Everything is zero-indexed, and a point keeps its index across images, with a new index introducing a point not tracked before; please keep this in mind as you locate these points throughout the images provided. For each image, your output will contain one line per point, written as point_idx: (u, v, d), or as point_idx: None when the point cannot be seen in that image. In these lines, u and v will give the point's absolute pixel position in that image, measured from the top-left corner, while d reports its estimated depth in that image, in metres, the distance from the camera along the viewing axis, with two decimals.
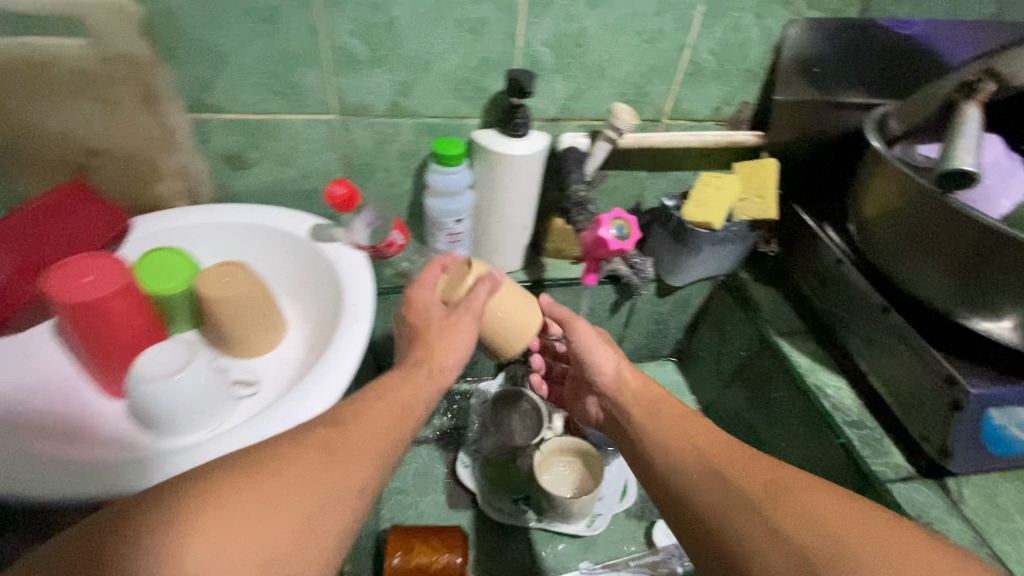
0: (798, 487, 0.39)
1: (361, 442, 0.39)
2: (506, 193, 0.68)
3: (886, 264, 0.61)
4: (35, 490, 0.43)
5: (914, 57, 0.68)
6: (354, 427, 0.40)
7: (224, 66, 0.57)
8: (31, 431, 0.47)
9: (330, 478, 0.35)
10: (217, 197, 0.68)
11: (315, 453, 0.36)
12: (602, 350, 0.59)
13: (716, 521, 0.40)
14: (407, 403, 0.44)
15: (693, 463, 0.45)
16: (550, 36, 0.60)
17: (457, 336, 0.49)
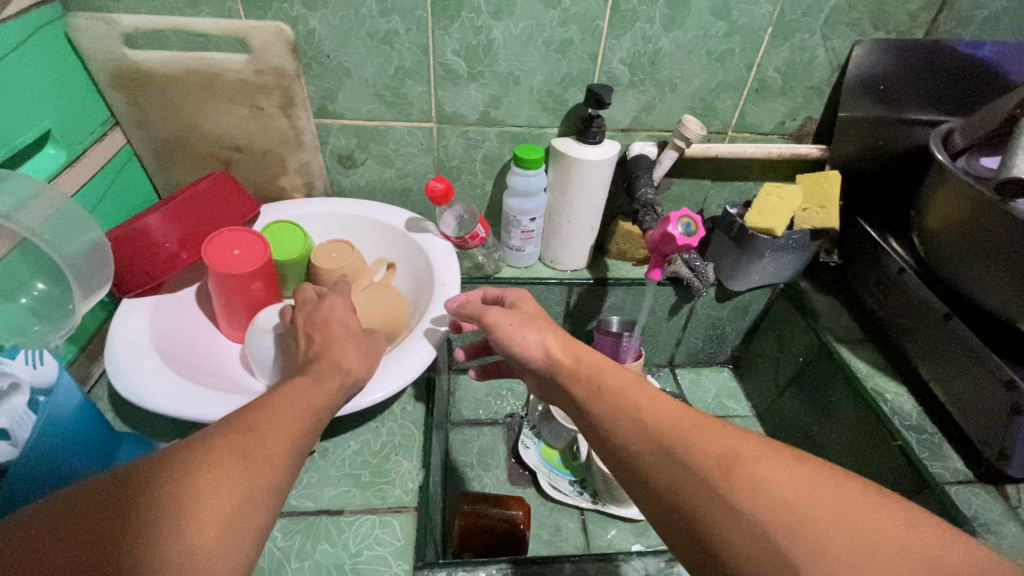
0: (749, 464, 0.36)
1: (280, 436, 0.35)
2: (577, 195, 0.75)
3: (950, 272, 0.63)
4: (167, 404, 0.51)
5: (980, 77, 0.71)
6: (275, 416, 0.36)
7: (347, 78, 0.67)
8: (179, 361, 0.57)
9: (259, 474, 0.32)
10: (327, 191, 0.79)
11: (236, 455, 0.32)
12: (513, 327, 0.51)
13: (674, 501, 0.37)
14: (319, 403, 0.40)
15: (651, 423, 0.41)
16: (627, 55, 0.67)
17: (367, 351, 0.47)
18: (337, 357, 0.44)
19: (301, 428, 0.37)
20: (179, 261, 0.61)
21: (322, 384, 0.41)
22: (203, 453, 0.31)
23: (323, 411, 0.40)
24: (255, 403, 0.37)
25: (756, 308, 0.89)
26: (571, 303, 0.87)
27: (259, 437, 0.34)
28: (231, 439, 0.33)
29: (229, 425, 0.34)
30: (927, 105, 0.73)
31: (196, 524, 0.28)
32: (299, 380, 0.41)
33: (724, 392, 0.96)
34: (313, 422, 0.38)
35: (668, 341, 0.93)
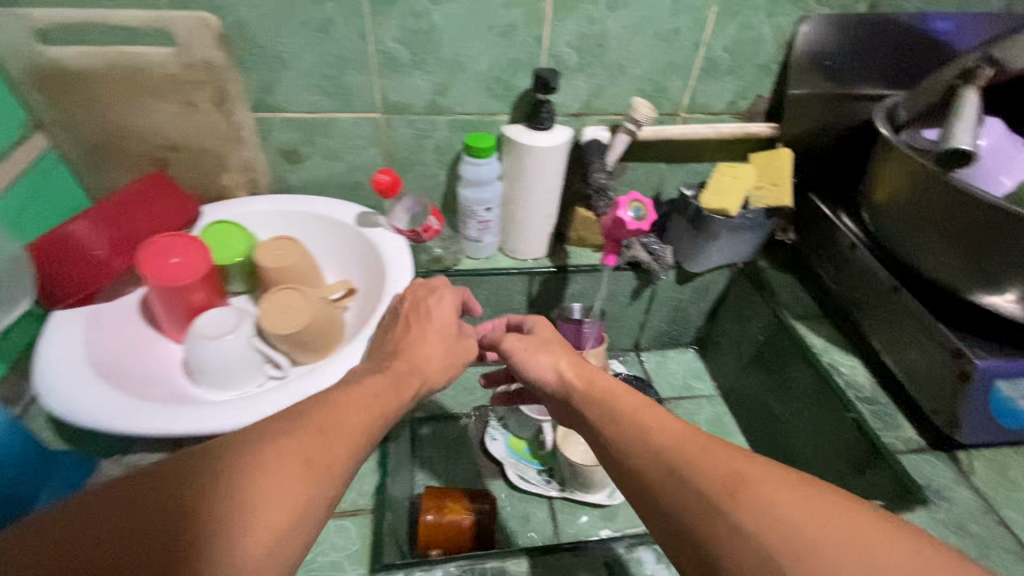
0: (754, 486, 0.34)
1: (339, 446, 0.39)
2: (530, 183, 0.73)
3: (897, 244, 0.64)
4: (103, 421, 0.49)
5: (922, 49, 0.71)
6: (339, 423, 0.40)
7: (285, 69, 0.65)
8: (116, 373, 0.55)
9: (317, 476, 0.36)
10: (273, 188, 0.76)
11: (301, 456, 0.36)
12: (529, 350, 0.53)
13: (674, 517, 0.36)
14: (375, 407, 0.44)
15: (649, 431, 0.41)
16: (574, 37, 0.66)
17: (450, 353, 0.55)
18: (420, 354, 0.52)
19: (361, 435, 0.41)
20: (112, 269, 0.59)
21: (383, 395, 0.46)
22: (278, 453, 0.36)
23: (386, 413, 0.45)
24: (328, 404, 0.42)
25: (717, 289, 0.89)
26: (533, 293, 0.86)
27: (322, 440, 0.38)
28: (302, 438, 0.38)
29: (299, 423, 0.39)
30: (873, 79, 0.73)
31: (259, 508, 0.33)
32: (374, 382, 0.47)
33: (691, 374, 0.96)
34: (370, 432, 0.42)
35: (632, 325, 0.93)
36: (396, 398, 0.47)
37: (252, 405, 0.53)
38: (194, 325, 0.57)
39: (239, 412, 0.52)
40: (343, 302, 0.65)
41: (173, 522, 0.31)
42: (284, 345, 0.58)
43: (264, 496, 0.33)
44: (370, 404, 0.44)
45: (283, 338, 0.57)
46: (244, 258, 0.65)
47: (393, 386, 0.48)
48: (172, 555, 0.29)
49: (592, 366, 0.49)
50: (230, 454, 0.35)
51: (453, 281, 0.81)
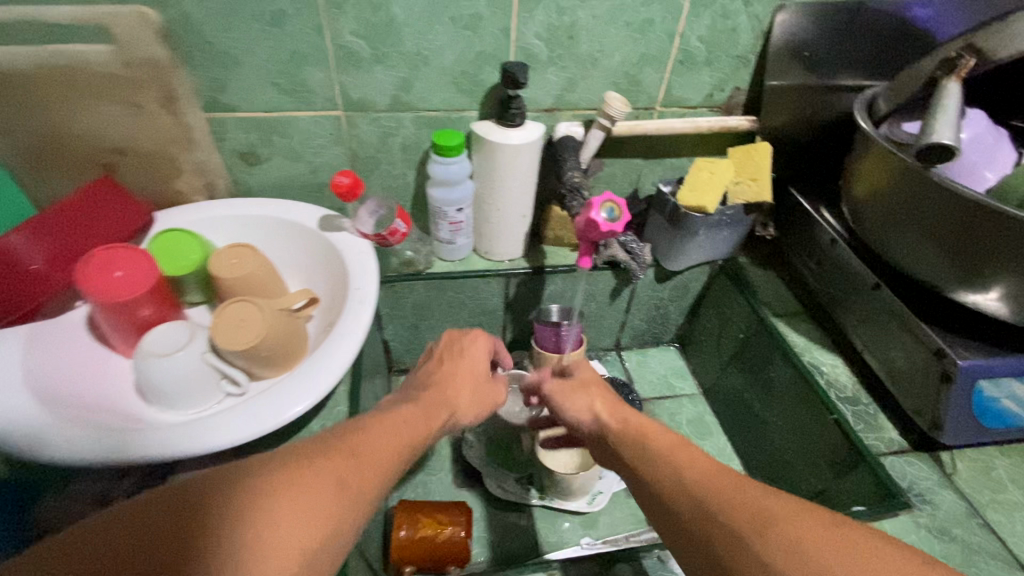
0: (782, 523, 0.34)
1: (368, 472, 0.39)
2: (501, 182, 0.71)
3: (878, 240, 0.62)
4: (41, 450, 0.45)
5: (901, 38, 0.69)
6: (370, 447, 0.41)
7: (236, 66, 0.61)
8: (57, 396, 0.51)
9: (349, 499, 0.36)
10: (232, 192, 0.72)
11: (334, 479, 0.36)
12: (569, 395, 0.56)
13: (699, 543, 0.36)
14: (403, 435, 0.45)
15: (681, 472, 0.40)
16: (542, 29, 0.63)
17: (477, 394, 0.58)
18: (450, 394, 0.55)
19: (389, 461, 0.41)
20: (54, 282, 0.55)
21: (414, 425, 0.47)
22: (311, 472, 0.36)
23: (415, 442, 0.45)
24: (359, 427, 0.42)
25: (697, 286, 0.87)
26: (509, 295, 0.83)
27: (355, 464, 0.38)
28: (333, 461, 0.37)
29: (332, 445, 0.39)
30: (852, 70, 0.71)
31: (290, 530, 0.32)
32: (406, 411, 0.48)
33: (672, 372, 0.94)
34: (399, 461, 0.43)
35: (612, 325, 0.91)
36: (425, 430, 0.48)
37: (200, 427, 0.49)
38: (143, 341, 0.54)
39: (185, 436, 0.48)
40: (306, 312, 0.62)
41: (209, 533, 0.30)
42: (241, 360, 0.55)
43: (295, 519, 0.33)
44: (400, 432, 0.45)
45: (239, 353, 0.54)
46: (198, 267, 0.61)
47: (423, 417, 0.49)
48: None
49: (625, 407, 0.52)
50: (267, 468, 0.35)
51: (426, 285, 0.78)
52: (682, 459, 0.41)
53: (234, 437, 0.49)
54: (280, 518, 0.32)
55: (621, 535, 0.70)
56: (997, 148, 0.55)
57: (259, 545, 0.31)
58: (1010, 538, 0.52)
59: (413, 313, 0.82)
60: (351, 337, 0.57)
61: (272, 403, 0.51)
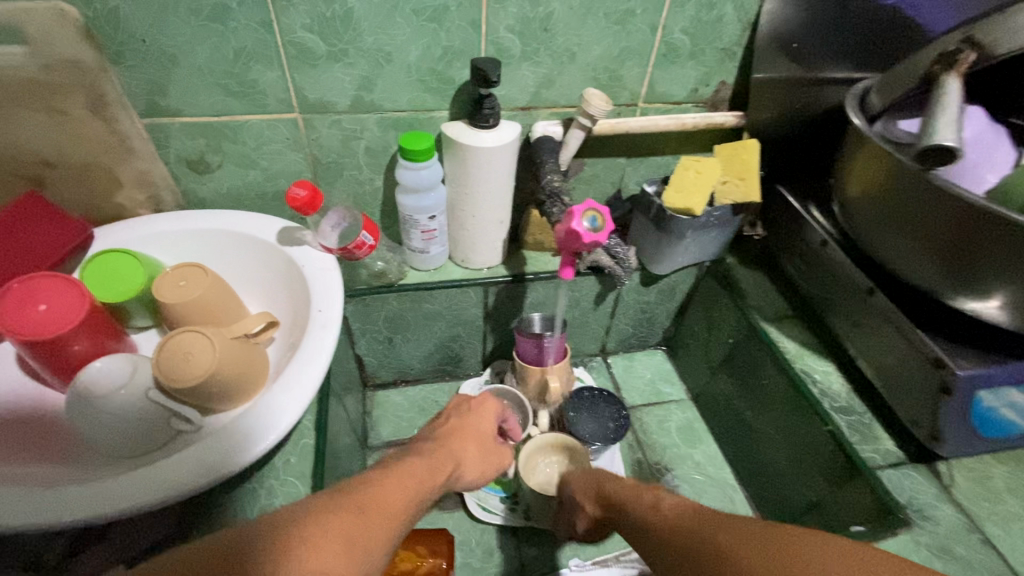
0: (729, 552, 0.35)
1: (379, 528, 0.37)
2: (476, 187, 0.66)
3: (871, 243, 0.59)
4: None
5: (894, 28, 0.65)
6: (380, 501, 0.39)
7: (176, 67, 0.55)
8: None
9: (356, 560, 0.34)
10: (182, 204, 0.66)
11: (343, 537, 0.34)
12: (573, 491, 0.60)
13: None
14: (414, 488, 0.43)
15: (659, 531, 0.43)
16: (515, 22, 0.58)
17: (483, 455, 0.57)
18: (454, 447, 0.54)
19: (398, 516, 0.39)
20: None
21: (421, 477, 0.45)
22: (319, 531, 0.34)
23: (422, 494, 0.44)
24: (368, 481, 0.41)
25: (683, 289, 0.85)
26: (489, 304, 0.79)
27: (363, 522, 0.36)
28: (343, 518, 0.36)
29: (343, 498, 0.38)
30: (842, 61, 0.67)
31: None
32: (413, 462, 0.47)
33: (659, 377, 0.92)
34: (407, 516, 0.41)
35: (597, 330, 0.88)
36: (434, 484, 0.46)
37: (140, 478, 0.43)
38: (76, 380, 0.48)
39: (123, 488, 0.42)
40: (265, 337, 0.57)
41: None
42: (191, 397, 0.50)
43: None
44: (408, 486, 0.43)
45: (187, 390, 0.48)
46: (138, 292, 0.55)
47: (430, 472, 0.47)
48: None
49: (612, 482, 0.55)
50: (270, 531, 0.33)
51: (399, 297, 0.74)
52: (656, 519, 0.45)
53: (179, 487, 0.43)
54: None
55: (610, 555, 0.70)
56: (996, 147, 0.54)
57: None
58: (1011, 552, 0.50)
59: (387, 327, 0.78)
60: (314, 365, 0.51)
61: (222, 446, 0.45)
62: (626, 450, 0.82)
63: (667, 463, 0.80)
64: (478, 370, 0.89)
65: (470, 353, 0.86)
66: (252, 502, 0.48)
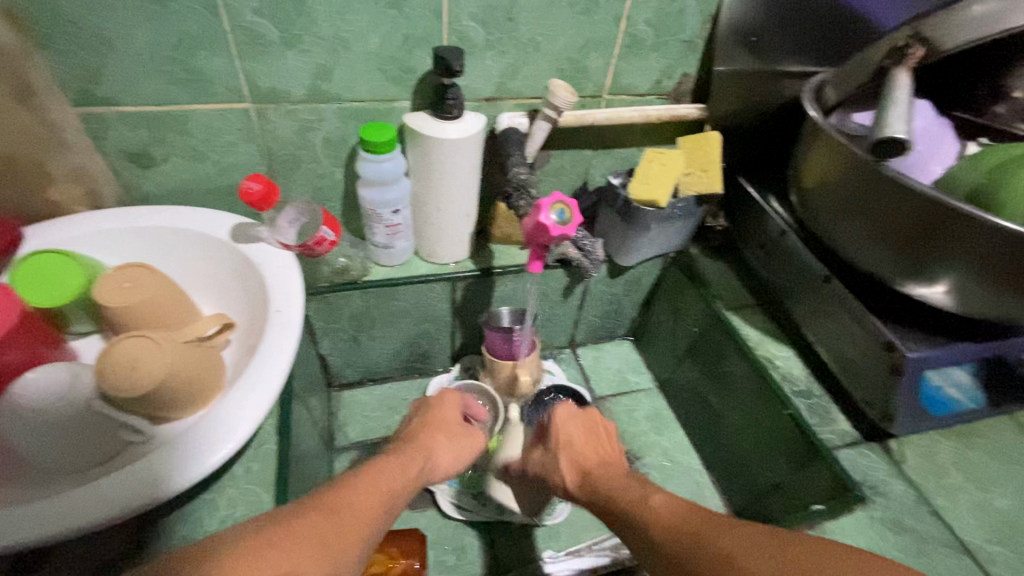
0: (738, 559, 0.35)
1: (349, 527, 0.36)
2: (442, 179, 0.64)
3: (825, 234, 0.61)
4: None
5: (845, 24, 0.67)
6: (350, 499, 0.38)
7: (112, 52, 0.51)
8: None
9: (328, 566, 0.33)
10: (125, 200, 0.62)
11: (315, 538, 0.34)
12: (549, 460, 0.58)
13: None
14: (387, 489, 0.42)
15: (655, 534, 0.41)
16: (477, 10, 0.56)
17: (456, 443, 0.56)
18: (425, 444, 0.53)
19: (372, 518, 0.38)
20: None
21: (394, 475, 0.44)
22: (284, 535, 0.33)
23: (396, 492, 0.43)
24: (342, 482, 0.40)
25: (649, 280, 0.86)
26: (456, 299, 0.77)
27: (334, 521, 0.36)
28: (314, 518, 0.35)
29: (314, 501, 0.37)
30: (798, 55, 0.69)
31: None
32: (384, 462, 0.46)
33: (626, 367, 0.93)
34: (382, 513, 0.40)
35: (565, 323, 0.88)
36: (409, 481, 0.45)
37: (82, 495, 0.40)
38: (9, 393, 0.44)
39: (63, 509, 0.39)
40: (220, 339, 0.54)
41: None
42: (140, 406, 0.46)
43: None
44: (379, 483, 0.42)
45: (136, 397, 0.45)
46: (74, 296, 0.51)
47: (402, 468, 0.46)
48: None
49: (606, 467, 0.54)
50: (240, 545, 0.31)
51: (363, 294, 0.71)
52: (646, 516, 0.43)
53: (125, 504, 0.40)
54: None
55: (583, 546, 0.69)
56: (941, 139, 0.56)
57: None
58: (956, 522, 0.53)
59: (351, 325, 0.75)
60: (274, 369, 0.49)
61: (172, 459, 0.42)
62: None
63: (636, 452, 0.82)
64: (447, 366, 0.88)
65: (438, 349, 0.85)
66: (211, 513, 0.46)
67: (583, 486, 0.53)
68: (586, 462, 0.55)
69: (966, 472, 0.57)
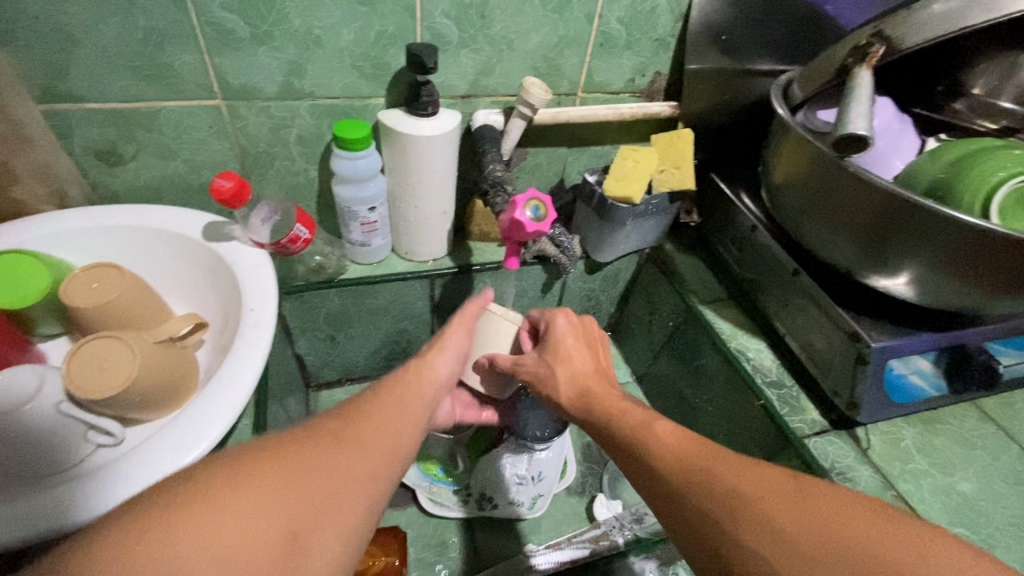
0: (750, 494, 0.34)
1: (370, 436, 0.38)
2: (417, 177, 0.64)
3: (794, 227, 0.63)
4: None
5: (811, 24, 0.69)
6: (370, 413, 0.40)
7: (77, 47, 0.50)
8: None
9: (352, 464, 0.35)
10: (93, 199, 0.61)
11: (336, 444, 0.36)
12: (544, 370, 0.55)
13: (693, 532, 0.35)
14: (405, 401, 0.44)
15: (658, 462, 0.40)
16: (450, 7, 0.57)
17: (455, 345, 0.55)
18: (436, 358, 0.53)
19: (397, 430, 0.40)
20: None
21: (409, 392, 0.45)
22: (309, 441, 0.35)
23: (412, 402, 0.44)
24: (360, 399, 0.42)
25: (626, 275, 0.87)
26: (435, 297, 0.78)
27: (356, 429, 0.38)
28: (334, 428, 0.37)
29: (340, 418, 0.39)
30: (768, 54, 0.70)
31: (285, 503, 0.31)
32: (397, 378, 0.47)
33: None
34: (406, 422, 0.42)
35: None
36: (421, 398, 0.45)
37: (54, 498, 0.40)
38: None
39: (33, 513, 0.39)
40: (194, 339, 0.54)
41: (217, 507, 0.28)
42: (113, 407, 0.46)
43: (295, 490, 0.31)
44: (398, 397, 0.44)
45: (109, 398, 0.45)
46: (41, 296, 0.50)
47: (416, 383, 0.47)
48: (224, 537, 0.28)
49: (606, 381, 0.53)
50: (230, 463, 0.31)
51: (339, 293, 0.71)
52: (650, 441, 0.42)
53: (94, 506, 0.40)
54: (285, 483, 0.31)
55: (563, 539, 0.70)
56: (901, 136, 0.58)
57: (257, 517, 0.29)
58: (919, 505, 0.55)
59: (328, 324, 0.75)
60: (248, 367, 0.48)
61: (149, 457, 0.42)
62: (576, 436, 0.85)
63: None
64: None
65: (418, 347, 0.85)
66: None
67: (580, 402, 0.51)
68: (585, 376, 0.53)
69: (928, 457, 0.59)
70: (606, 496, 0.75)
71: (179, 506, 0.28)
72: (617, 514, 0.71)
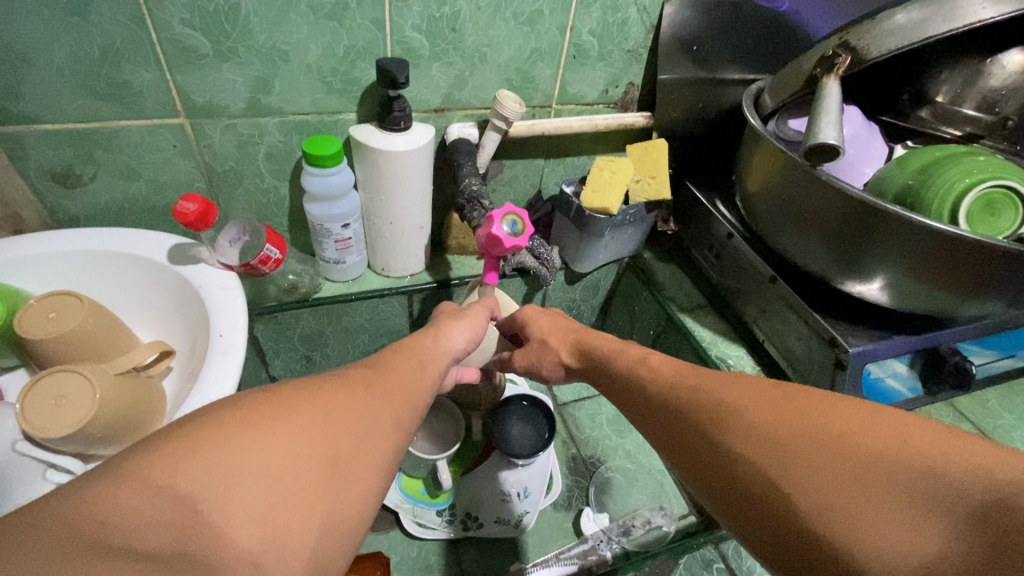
0: (738, 407, 0.34)
1: (394, 381, 0.36)
2: (391, 193, 0.63)
3: (770, 233, 0.63)
4: None
5: (779, 34, 0.70)
6: (393, 365, 0.38)
7: (29, 67, 0.48)
8: None
9: (382, 406, 0.33)
10: (53, 224, 0.59)
11: (365, 385, 0.34)
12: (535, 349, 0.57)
13: (693, 459, 0.35)
14: (425, 360, 0.42)
15: (649, 403, 0.40)
16: (421, 21, 0.56)
17: (469, 321, 0.53)
18: (453, 328, 0.50)
19: (418, 385, 0.38)
20: None
21: (430, 356, 0.43)
22: (339, 381, 0.32)
23: (431, 362, 0.42)
24: (387, 351, 0.40)
25: (606, 284, 0.87)
26: (414, 313, 0.76)
27: (380, 375, 0.36)
28: (360, 373, 0.35)
29: (365, 364, 0.37)
30: (738, 63, 0.71)
31: (323, 437, 0.28)
32: (415, 339, 0.45)
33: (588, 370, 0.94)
34: (428, 379, 0.40)
35: None
36: (438, 361, 0.44)
37: None
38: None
39: None
40: (159, 368, 0.51)
41: (256, 435, 0.26)
42: (69, 443, 0.43)
43: (333, 427, 0.29)
44: (421, 357, 0.42)
45: (60, 437, 0.42)
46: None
47: (431, 348, 0.45)
48: (261, 464, 0.26)
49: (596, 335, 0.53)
50: (273, 394, 0.29)
51: (314, 312, 0.69)
52: (644, 392, 0.42)
53: None
54: (325, 419, 0.29)
55: (550, 555, 0.69)
56: (869, 143, 0.59)
57: (297, 452, 0.27)
58: None
59: (304, 344, 0.73)
60: (215, 398, 0.46)
61: None
62: (561, 446, 0.85)
63: (599, 455, 0.83)
64: None
65: None
66: None
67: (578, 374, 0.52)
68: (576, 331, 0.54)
69: None
70: (592, 509, 0.74)
71: (231, 422, 0.26)
72: (603, 528, 0.71)
